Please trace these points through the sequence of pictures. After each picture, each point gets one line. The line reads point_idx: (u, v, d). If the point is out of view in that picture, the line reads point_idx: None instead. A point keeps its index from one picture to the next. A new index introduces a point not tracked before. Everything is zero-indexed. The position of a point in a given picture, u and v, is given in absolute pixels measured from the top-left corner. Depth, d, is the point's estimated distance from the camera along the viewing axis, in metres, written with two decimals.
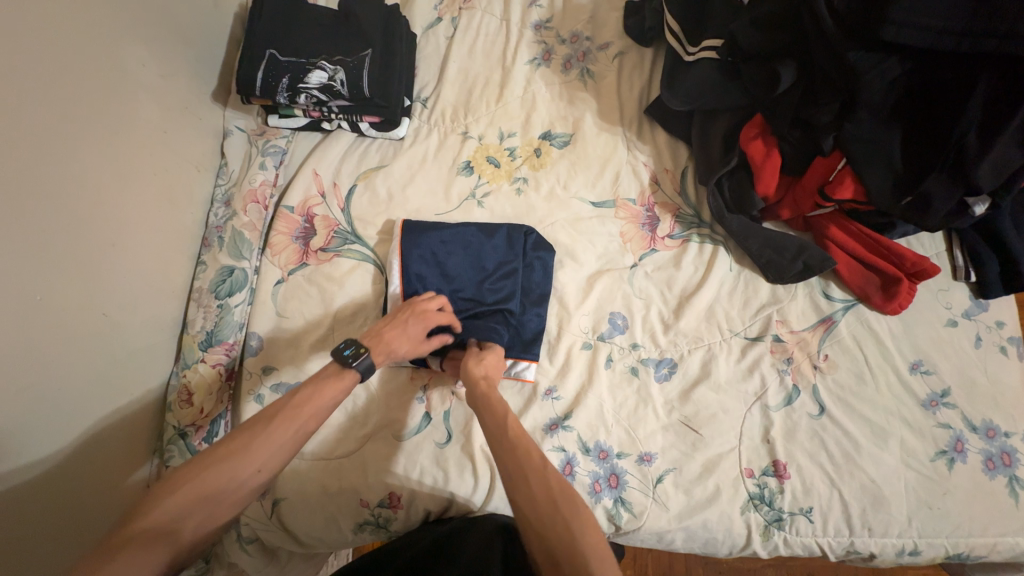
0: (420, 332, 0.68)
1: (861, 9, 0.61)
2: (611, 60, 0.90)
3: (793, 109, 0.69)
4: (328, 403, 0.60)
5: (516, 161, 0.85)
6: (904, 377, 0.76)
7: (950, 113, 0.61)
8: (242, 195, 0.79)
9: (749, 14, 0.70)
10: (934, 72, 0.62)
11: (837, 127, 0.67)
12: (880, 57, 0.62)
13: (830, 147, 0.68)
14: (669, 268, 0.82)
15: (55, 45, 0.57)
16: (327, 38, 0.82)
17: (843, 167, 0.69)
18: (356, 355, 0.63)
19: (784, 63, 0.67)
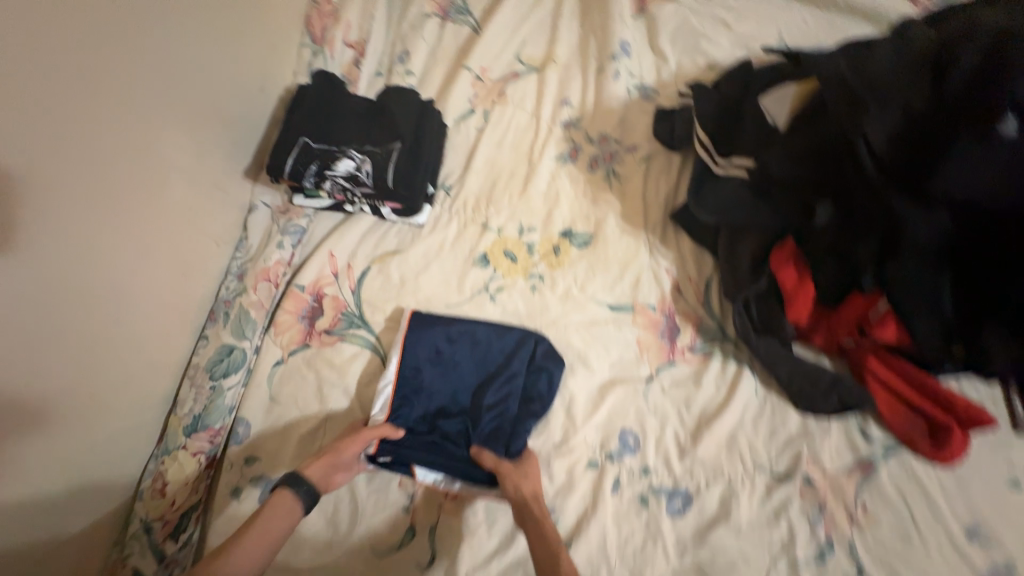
0: (361, 441, 0.68)
1: (905, 156, 0.58)
2: (638, 163, 0.89)
3: (828, 242, 0.65)
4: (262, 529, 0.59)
5: (533, 257, 0.84)
6: (960, 544, 0.65)
7: (1002, 274, 0.57)
8: (254, 272, 0.78)
9: (782, 143, 0.67)
10: (978, 232, 0.58)
11: (877, 265, 0.62)
12: (929, 203, 0.58)
13: (870, 286, 0.63)
14: (688, 386, 0.76)
15: (111, 134, 0.58)
16: (362, 127, 0.83)
17: (884, 308, 0.64)
18: (295, 481, 0.63)
19: (820, 200, 0.64)
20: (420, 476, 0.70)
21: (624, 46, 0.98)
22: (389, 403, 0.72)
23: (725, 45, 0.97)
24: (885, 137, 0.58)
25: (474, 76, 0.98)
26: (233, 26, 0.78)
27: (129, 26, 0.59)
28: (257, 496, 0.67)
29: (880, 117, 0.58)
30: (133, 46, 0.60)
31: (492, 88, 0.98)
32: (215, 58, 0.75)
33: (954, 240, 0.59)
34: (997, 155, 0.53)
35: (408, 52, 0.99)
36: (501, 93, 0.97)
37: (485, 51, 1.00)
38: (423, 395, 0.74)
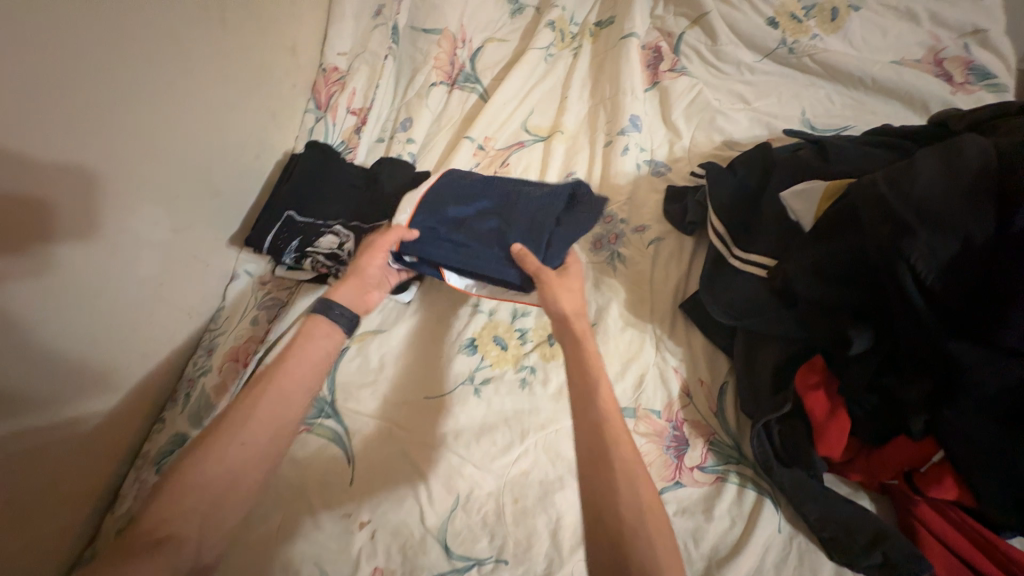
0: (378, 252, 0.69)
1: (961, 296, 0.49)
2: (646, 245, 0.82)
3: (868, 375, 0.56)
4: (310, 355, 0.61)
5: (525, 345, 0.77)
6: None
7: None
8: (223, 350, 0.73)
9: (815, 248, 0.59)
10: None
11: (931, 411, 0.52)
12: (1000, 355, 0.48)
13: (921, 432, 0.53)
14: (697, 516, 0.64)
15: (63, 214, 0.56)
16: (353, 200, 0.80)
17: (939, 461, 0.53)
18: (328, 306, 0.65)
19: (857, 327, 0.55)
20: (450, 282, 0.72)
21: (634, 120, 0.92)
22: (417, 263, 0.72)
23: (743, 122, 0.91)
24: (936, 270, 0.49)
25: (476, 147, 0.95)
26: (228, 99, 0.78)
27: (95, 107, 0.59)
28: None
29: (933, 242, 0.48)
30: (96, 128, 0.59)
31: (495, 158, 0.95)
32: (206, 131, 0.75)
33: None
34: None
35: (411, 119, 0.96)
36: (504, 163, 0.94)
37: (491, 120, 0.98)
38: (452, 200, 0.73)
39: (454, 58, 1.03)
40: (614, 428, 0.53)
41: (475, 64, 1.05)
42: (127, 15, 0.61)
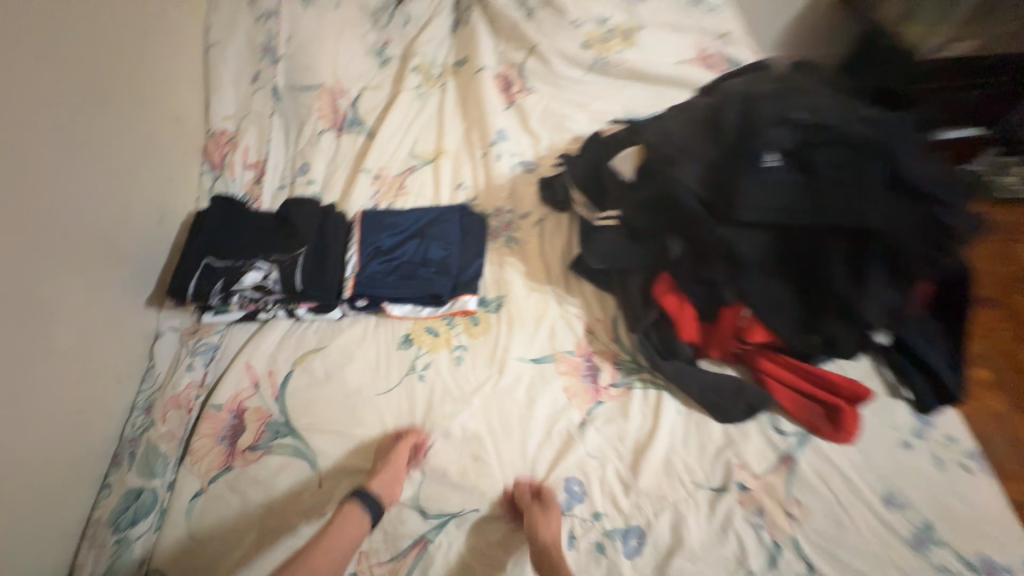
0: (392, 467, 0.72)
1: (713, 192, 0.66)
2: (532, 227, 1.00)
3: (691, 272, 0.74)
4: (337, 538, 0.64)
5: (454, 329, 0.88)
6: (880, 514, 0.71)
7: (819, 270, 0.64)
8: (162, 402, 0.77)
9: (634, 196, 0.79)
10: (794, 241, 0.64)
11: (733, 283, 0.69)
12: (746, 228, 0.65)
13: (732, 298, 0.71)
14: (618, 420, 0.80)
15: None
16: (265, 237, 0.88)
17: (748, 316, 0.71)
18: (360, 514, 0.67)
19: (670, 237, 0.74)
20: (393, 312, 0.88)
21: (501, 133, 1.13)
22: (353, 283, 0.87)
23: (584, 121, 1.17)
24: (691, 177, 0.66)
25: (372, 177, 1.08)
26: (120, 173, 0.82)
27: None
28: None
29: (687, 170, 0.66)
30: None
31: (392, 184, 1.08)
32: (103, 202, 0.78)
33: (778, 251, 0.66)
34: (773, 179, 0.61)
35: (307, 164, 1.07)
36: (401, 186, 1.08)
37: (381, 155, 1.12)
38: (379, 231, 0.94)
39: (336, 108, 1.16)
40: None
41: (357, 110, 1.19)
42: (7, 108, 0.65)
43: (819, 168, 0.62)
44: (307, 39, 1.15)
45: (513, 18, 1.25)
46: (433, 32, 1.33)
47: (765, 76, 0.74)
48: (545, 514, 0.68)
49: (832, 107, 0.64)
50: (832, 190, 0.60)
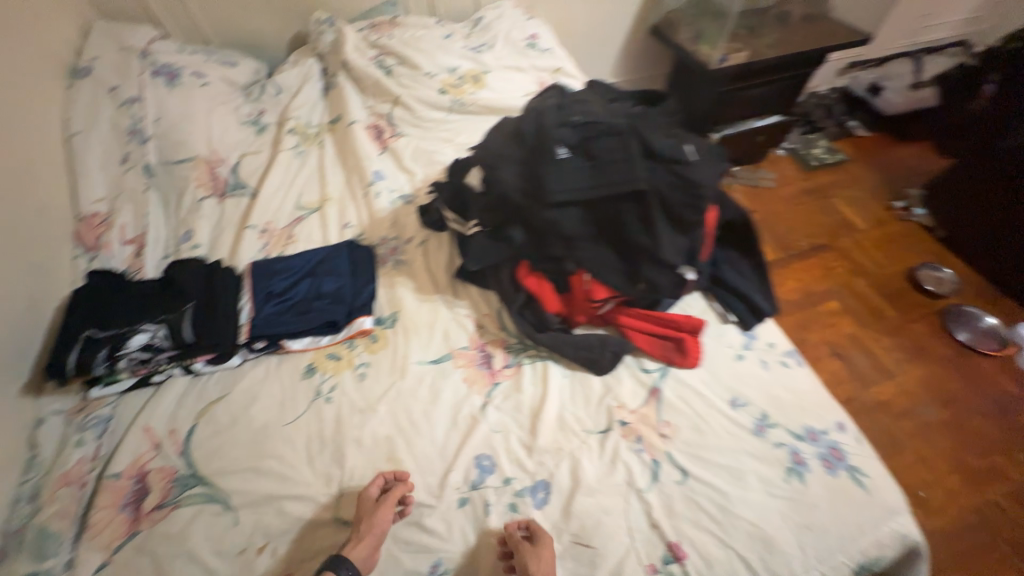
0: (382, 523, 0.72)
1: (526, 184, 0.82)
2: (417, 248, 1.12)
3: (537, 252, 0.89)
4: None
5: (355, 350, 0.95)
6: (730, 415, 0.87)
7: (623, 229, 0.81)
8: (52, 480, 0.75)
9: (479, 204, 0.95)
10: (599, 211, 0.80)
11: (569, 253, 0.84)
12: (562, 209, 0.80)
13: (574, 267, 0.85)
14: (514, 394, 0.91)
15: None
16: (150, 301, 0.90)
17: (589, 279, 0.86)
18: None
19: (513, 228, 0.90)
20: (294, 347, 0.93)
21: (378, 174, 1.25)
22: (248, 327, 0.91)
23: (450, 152, 1.34)
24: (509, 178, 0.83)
25: (259, 231, 1.14)
26: None
27: None
28: None
29: (506, 171, 0.83)
30: None
31: (281, 235, 1.15)
32: None
33: (592, 219, 0.82)
34: (568, 169, 0.77)
35: (190, 231, 1.11)
36: (290, 236, 1.15)
37: (266, 210, 1.19)
38: (271, 277, 1.00)
39: (215, 175, 1.22)
40: None
41: (237, 175, 1.26)
42: None
43: (600, 155, 0.79)
44: (176, 119, 1.22)
45: (375, 75, 1.42)
46: (304, 96, 1.47)
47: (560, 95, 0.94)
48: (535, 547, 0.71)
49: (602, 110, 0.83)
50: (613, 167, 0.77)
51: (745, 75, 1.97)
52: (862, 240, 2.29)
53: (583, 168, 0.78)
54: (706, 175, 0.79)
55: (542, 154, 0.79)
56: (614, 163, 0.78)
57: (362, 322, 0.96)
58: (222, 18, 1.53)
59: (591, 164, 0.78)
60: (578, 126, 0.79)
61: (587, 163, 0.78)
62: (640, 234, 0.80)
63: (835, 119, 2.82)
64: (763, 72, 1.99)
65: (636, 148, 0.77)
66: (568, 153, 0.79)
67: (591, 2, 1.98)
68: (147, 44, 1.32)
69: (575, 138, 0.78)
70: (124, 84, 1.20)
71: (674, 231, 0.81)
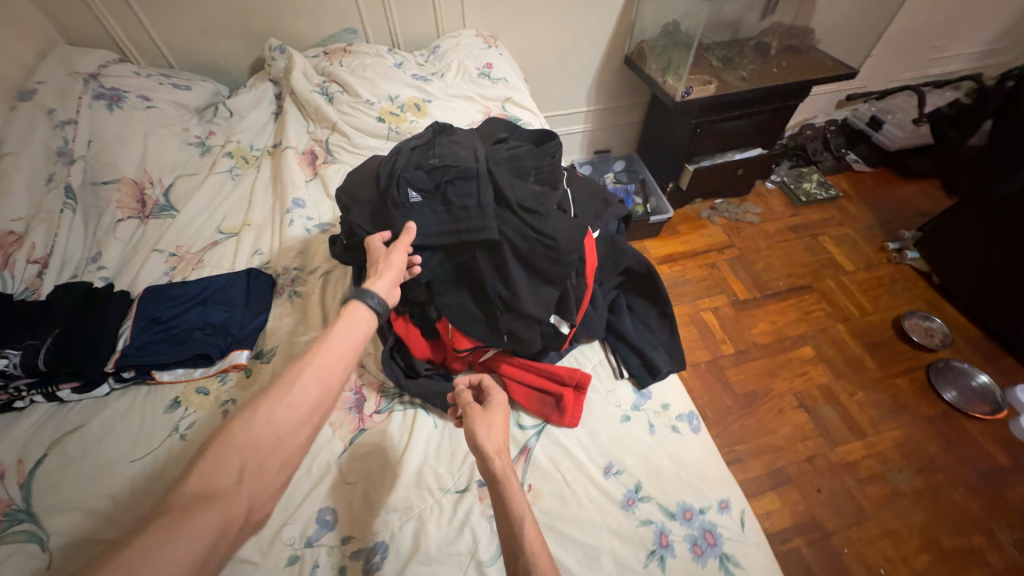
0: (402, 252, 0.75)
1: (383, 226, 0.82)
2: (318, 278, 1.09)
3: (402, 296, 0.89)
4: (346, 335, 0.67)
5: (226, 384, 0.93)
6: (600, 483, 0.80)
7: (481, 278, 0.80)
8: None
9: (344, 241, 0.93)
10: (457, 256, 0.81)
11: (432, 300, 0.84)
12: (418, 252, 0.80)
13: (437, 313, 0.85)
14: (377, 443, 0.86)
15: None
16: (27, 325, 0.91)
17: (450, 328, 0.84)
18: (361, 295, 0.70)
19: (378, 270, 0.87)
20: (164, 378, 0.92)
21: (298, 201, 1.25)
22: (118, 356, 0.90)
23: None
24: (366, 224, 0.84)
25: (168, 255, 1.15)
26: None
27: None
28: None
29: (362, 215, 0.83)
30: None
31: (190, 260, 1.15)
32: None
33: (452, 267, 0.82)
34: (419, 214, 0.79)
35: (100, 251, 1.14)
36: (199, 260, 1.15)
37: (182, 233, 1.21)
38: (157, 303, 0.99)
39: (143, 197, 1.25)
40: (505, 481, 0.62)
41: (168, 197, 1.29)
42: None
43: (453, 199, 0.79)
44: (109, 141, 1.26)
45: (316, 101, 1.43)
46: (251, 121, 1.50)
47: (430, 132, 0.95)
48: (487, 412, 0.73)
49: (461, 151, 0.84)
50: (463, 214, 0.78)
51: (720, 108, 1.91)
52: (848, 281, 2.15)
53: (434, 210, 0.79)
54: (563, 229, 0.79)
55: (393, 197, 0.79)
56: (464, 209, 0.78)
57: (234, 355, 0.94)
58: (183, 43, 1.59)
59: (445, 205, 0.79)
60: (432, 172, 0.81)
61: (442, 206, 0.79)
62: (496, 285, 0.79)
63: (831, 151, 2.68)
64: (740, 104, 1.93)
65: (486, 193, 0.78)
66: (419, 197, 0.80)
67: (560, 32, 1.97)
68: (98, 69, 1.39)
69: (426, 183, 0.80)
70: (61, 107, 1.24)
71: (537, 282, 0.80)
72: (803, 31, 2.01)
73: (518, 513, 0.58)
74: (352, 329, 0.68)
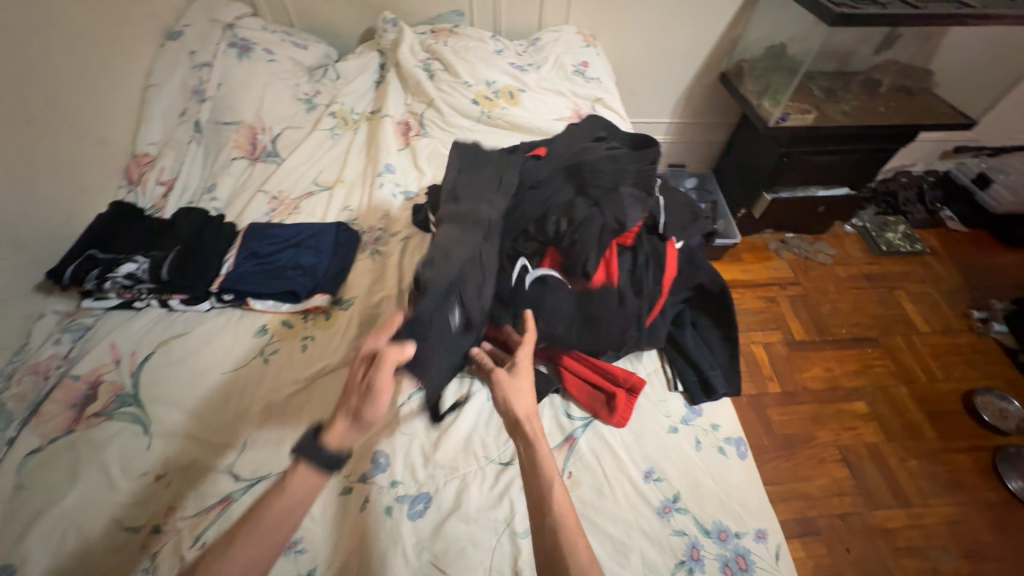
0: (383, 390, 0.63)
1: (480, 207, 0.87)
2: (399, 241, 1.17)
3: None
4: (288, 498, 0.62)
5: (307, 323, 1.02)
6: (639, 486, 0.82)
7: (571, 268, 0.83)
8: (24, 368, 0.89)
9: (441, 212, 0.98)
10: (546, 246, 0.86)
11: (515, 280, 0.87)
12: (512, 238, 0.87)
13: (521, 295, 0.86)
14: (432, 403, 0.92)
15: None
16: (157, 239, 1.06)
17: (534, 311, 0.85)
18: (313, 450, 0.63)
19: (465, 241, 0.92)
20: (257, 307, 1.02)
21: (389, 167, 1.33)
22: (222, 279, 1.02)
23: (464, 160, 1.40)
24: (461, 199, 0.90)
25: (270, 197, 1.26)
26: (36, 179, 1.00)
27: None
28: None
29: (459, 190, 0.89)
30: None
31: (288, 205, 1.26)
32: (13, 200, 0.95)
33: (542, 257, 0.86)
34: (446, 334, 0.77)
35: (214, 184, 1.26)
36: (295, 207, 1.25)
37: (284, 180, 1.32)
38: (261, 239, 1.10)
39: (254, 141, 1.37)
40: (539, 461, 0.64)
41: (275, 144, 1.40)
42: None
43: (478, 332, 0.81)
44: (235, 86, 1.38)
45: (418, 77, 1.51)
46: (355, 86, 1.59)
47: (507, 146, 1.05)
48: (513, 378, 0.72)
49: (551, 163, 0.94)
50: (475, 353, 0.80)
51: (814, 141, 1.83)
52: (918, 342, 2.01)
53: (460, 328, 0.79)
54: None
55: (443, 306, 0.76)
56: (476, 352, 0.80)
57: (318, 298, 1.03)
58: (306, 5, 1.71)
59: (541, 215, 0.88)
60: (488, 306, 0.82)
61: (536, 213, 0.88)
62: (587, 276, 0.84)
63: (925, 204, 2.49)
64: (837, 140, 1.84)
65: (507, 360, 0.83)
66: (460, 324, 0.79)
67: (658, 39, 1.95)
68: (234, 19, 1.52)
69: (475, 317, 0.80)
70: (201, 50, 1.38)
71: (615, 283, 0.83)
72: (920, 72, 1.89)
73: (548, 511, 0.60)
74: (299, 495, 0.62)
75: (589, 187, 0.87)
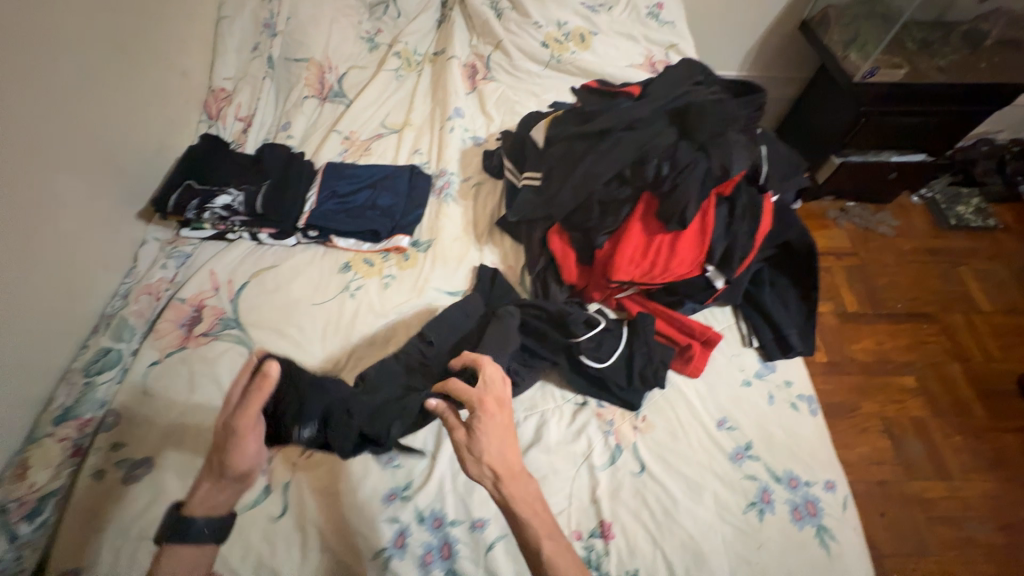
0: (251, 431, 0.64)
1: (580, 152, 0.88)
2: (471, 188, 1.18)
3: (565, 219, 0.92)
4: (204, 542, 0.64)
5: (387, 262, 1.05)
6: (712, 434, 0.85)
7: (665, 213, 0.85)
8: (138, 288, 0.96)
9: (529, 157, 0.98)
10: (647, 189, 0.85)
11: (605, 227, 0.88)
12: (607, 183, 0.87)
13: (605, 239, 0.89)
14: None
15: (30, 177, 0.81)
16: (245, 173, 1.09)
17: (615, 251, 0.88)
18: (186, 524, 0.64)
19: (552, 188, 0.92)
20: (340, 245, 1.06)
21: (458, 111, 1.31)
22: (307, 215, 1.05)
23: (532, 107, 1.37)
24: None
25: (343, 137, 1.27)
26: (134, 110, 1.03)
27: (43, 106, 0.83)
28: (120, 476, 0.77)
29: None
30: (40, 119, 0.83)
31: (359, 147, 1.27)
32: (116, 129, 0.99)
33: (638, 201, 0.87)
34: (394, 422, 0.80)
35: (289, 122, 1.29)
36: (367, 148, 1.26)
37: (354, 120, 1.31)
38: (341, 178, 1.12)
39: (322, 80, 1.35)
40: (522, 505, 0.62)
41: (342, 84, 1.39)
42: (66, 49, 0.87)
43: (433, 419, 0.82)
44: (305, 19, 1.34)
45: (485, 15, 1.43)
46: (419, 24, 1.49)
47: (597, 87, 1.03)
48: (477, 425, 0.66)
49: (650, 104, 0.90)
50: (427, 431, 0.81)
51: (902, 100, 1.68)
52: (976, 319, 1.95)
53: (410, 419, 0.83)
54: None
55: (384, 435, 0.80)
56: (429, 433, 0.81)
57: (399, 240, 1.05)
58: None
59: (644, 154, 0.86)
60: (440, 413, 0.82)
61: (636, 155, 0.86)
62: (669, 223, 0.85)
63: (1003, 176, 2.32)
64: (926, 99, 1.68)
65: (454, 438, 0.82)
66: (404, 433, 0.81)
67: None
68: None
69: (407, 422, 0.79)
70: None
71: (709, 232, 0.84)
72: None
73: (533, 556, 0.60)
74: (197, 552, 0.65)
75: (694, 132, 0.83)
